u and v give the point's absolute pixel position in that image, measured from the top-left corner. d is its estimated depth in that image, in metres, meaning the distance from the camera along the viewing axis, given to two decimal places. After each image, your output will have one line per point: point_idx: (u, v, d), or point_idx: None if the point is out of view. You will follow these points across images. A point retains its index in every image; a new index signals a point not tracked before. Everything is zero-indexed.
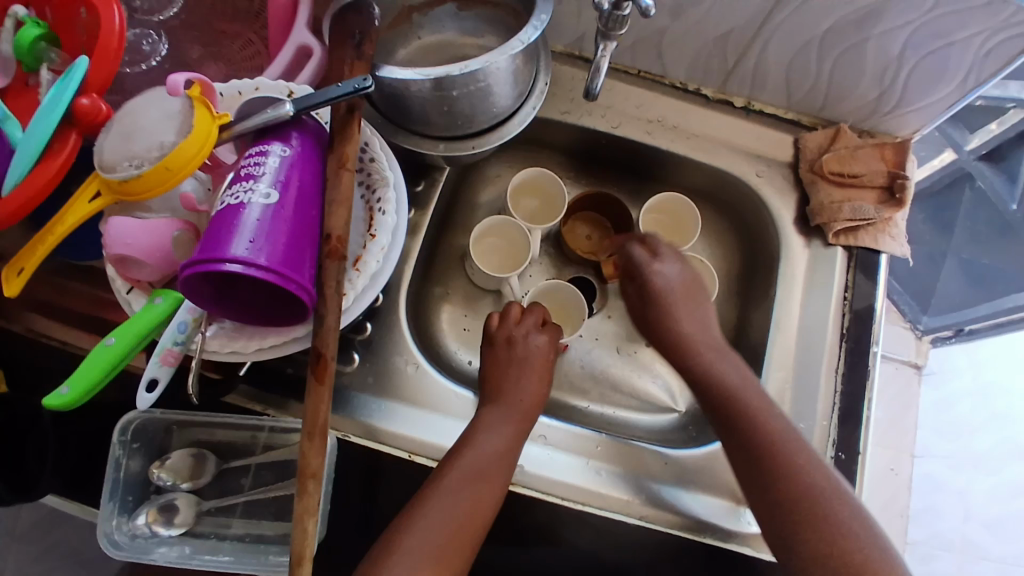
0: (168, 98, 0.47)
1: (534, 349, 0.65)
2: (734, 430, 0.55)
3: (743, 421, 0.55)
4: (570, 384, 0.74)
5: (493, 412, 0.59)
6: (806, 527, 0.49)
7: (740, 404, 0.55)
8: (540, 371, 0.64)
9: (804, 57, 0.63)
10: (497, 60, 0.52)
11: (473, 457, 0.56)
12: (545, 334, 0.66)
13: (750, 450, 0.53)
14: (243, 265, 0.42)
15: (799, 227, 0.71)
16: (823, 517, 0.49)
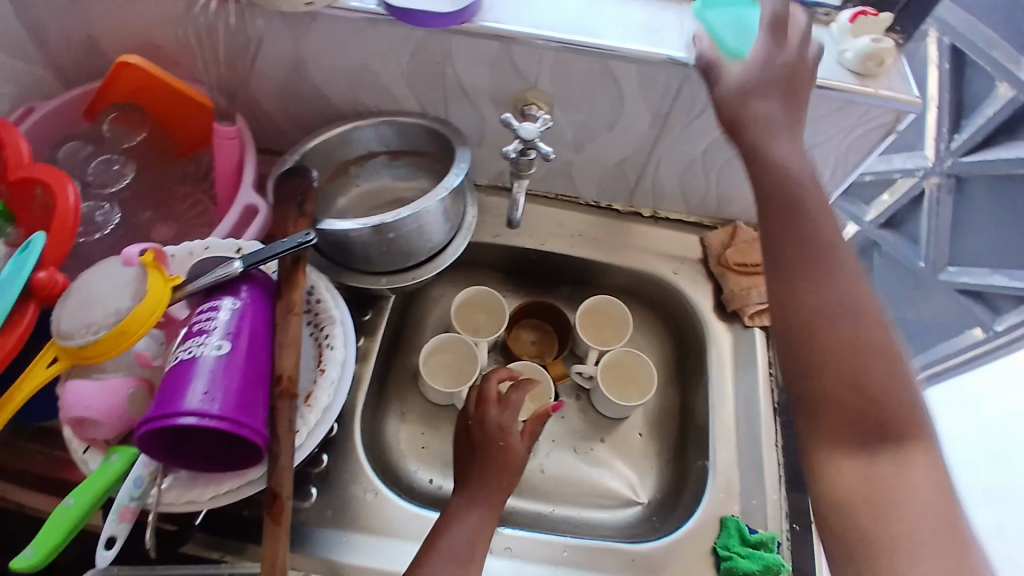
0: (123, 267, 0.50)
1: (491, 432, 0.65)
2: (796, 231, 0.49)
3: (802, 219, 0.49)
4: (533, 490, 0.75)
5: (464, 503, 0.61)
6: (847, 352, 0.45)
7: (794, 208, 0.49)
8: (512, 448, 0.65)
9: (692, 171, 0.73)
10: (426, 205, 0.59)
11: (447, 547, 0.57)
12: (506, 411, 0.67)
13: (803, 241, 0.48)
14: (198, 416, 0.44)
15: (719, 313, 0.78)
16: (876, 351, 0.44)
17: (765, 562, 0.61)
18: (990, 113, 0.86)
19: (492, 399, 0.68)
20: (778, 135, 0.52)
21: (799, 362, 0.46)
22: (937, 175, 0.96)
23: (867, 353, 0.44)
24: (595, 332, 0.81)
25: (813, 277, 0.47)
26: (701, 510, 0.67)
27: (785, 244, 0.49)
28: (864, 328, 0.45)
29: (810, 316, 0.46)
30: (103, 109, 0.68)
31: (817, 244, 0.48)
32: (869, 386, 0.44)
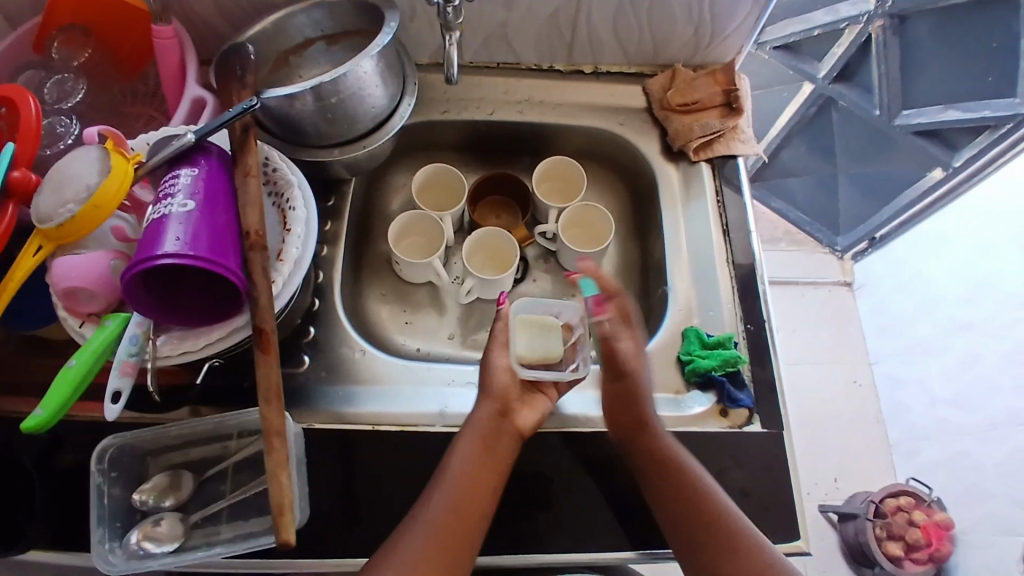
0: (87, 150, 0.53)
1: (493, 372, 0.66)
2: (697, 534, 0.59)
3: (703, 524, 0.59)
4: None
5: (469, 429, 0.62)
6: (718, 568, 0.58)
7: (640, 433, 0.63)
8: (508, 384, 0.65)
9: (623, 15, 0.75)
10: (360, 63, 0.61)
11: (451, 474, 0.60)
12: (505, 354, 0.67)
13: (687, 517, 0.59)
14: (176, 257, 0.48)
15: (665, 155, 0.82)
16: (731, 533, 0.59)
17: (723, 357, 0.68)
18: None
19: (501, 339, 0.68)
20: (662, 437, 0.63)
21: (693, 561, 0.59)
22: (881, 17, 1.08)
23: (724, 535, 0.59)
24: (553, 196, 0.85)
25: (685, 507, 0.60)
26: (667, 323, 0.74)
27: (648, 470, 0.61)
28: (706, 501, 0.60)
29: (680, 521, 0.59)
30: (48, 35, 0.69)
31: (661, 465, 0.61)
32: (736, 547, 0.58)
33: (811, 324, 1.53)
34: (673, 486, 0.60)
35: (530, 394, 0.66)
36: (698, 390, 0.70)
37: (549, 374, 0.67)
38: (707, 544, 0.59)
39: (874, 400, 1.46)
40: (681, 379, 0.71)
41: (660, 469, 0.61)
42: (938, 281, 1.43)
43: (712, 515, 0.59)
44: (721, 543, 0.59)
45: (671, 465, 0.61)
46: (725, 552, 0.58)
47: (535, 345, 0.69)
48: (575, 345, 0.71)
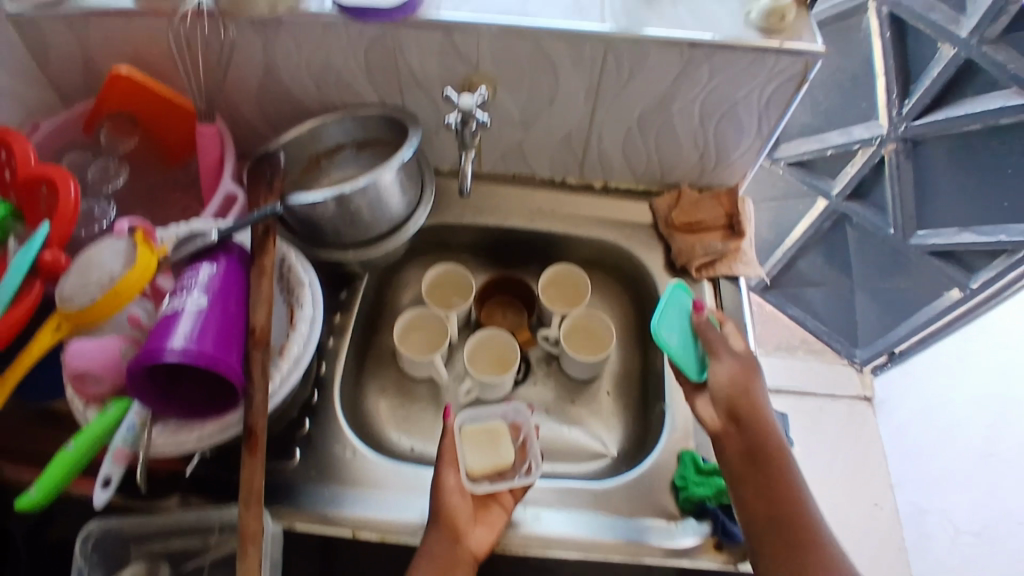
0: (116, 240, 0.57)
1: (442, 491, 0.64)
2: (780, 519, 0.59)
3: (790, 513, 0.60)
4: None
5: (424, 553, 0.61)
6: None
7: (747, 411, 0.64)
8: (458, 507, 0.63)
9: (632, 139, 0.79)
10: (382, 175, 0.65)
11: None
12: (454, 472, 0.65)
13: (775, 507, 0.60)
14: (180, 355, 0.50)
15: (669, 271, 0.83)
16: (814, 541, 0.58)
17: (717, 487, 0.67)
18: (935, 73, 1.02)
19: (451, 456, 0.66)
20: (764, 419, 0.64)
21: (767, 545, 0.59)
22: (893, 140, 1.13)
23: (807, 536, 0.59)
24: (558, 301, 0.86)
25: (806, 542, 0.58)
26: (662, 445, 0.72)
27: (748, 444, 0.63)
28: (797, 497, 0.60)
29: (765, 504, 0.60)
30: (98, 119, 0.74)
31: (761, 442, 0.63)
32: (819, 554, 0.58)
33: (831, 445, 1.52)
34: (769, 471, 0.62)
35: (483, 509, 0.65)
36: (692, 519, 0.68)
37: (502, 483, 0.66)
38: (790, 536, 0.59)
39: (897, 526, 1.42)
40: (675, 503, 0.69)
41: (759, 452, 0.62)
42: (955, 408, 1.34)
43: (801, 514, 0.60)
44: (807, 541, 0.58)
45: (773, 452, 0.62)
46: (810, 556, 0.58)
47: (484, 456, 0.68)
48: (527, 446, 0.70)
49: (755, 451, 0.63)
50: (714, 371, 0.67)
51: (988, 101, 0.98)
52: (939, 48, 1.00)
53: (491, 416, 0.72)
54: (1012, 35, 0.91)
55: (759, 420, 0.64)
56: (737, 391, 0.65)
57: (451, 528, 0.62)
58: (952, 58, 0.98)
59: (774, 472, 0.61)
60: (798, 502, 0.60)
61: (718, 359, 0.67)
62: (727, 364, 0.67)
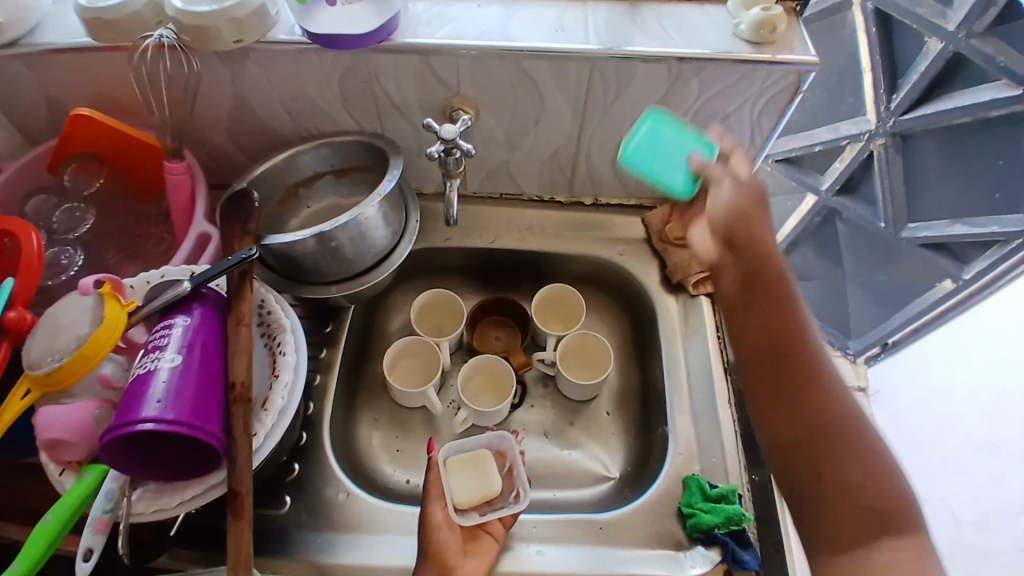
0: (81, 296, 0.54)
1: (429, 526, 0.61)
2: (774, 351, 0.51)
3: (789, 346, 0.50)
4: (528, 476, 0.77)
5: None
6: (834, 473, 0.46)
7: (750, 232, 0.54)
8: (449, 541, 0.61)
9: (621, 155, 0.77)
10: (364, 210, 0.63)
11: None
12: (442, 507, 0.63)
13: (768, 336, 0.51)
14: (154, 423, 0.47)
15: (665, 287, 0.81)
16: (817, 380, 0.49)
17: (726, 514, 0.64)
18: (923, 67, 0.99)
19: (437, 489, 0.64)
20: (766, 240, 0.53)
21: (756, 374, 0.51)
22: (883, 135, 1.10)
23: (806, 372, 0.49)
24: (554, 320, 0.85)
25: (808, 369, 0.49)
26: (667, 469, 0.70)
27: (746, 271, 0.53)
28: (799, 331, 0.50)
29: (759, 335, 0.51)
30: (63, 161, 0.72)
31: (759, 269, 0.53)
32: (821, 394, 0.48)
33: None
34: (767, 297, 0.52)
35: (472, 540, 0.63)
36: (701, 546, 0.65)
37: (490, 512, 0.65)
38: (787, 372, 0.50)
39: None
40: (683, 532, 0.66)
41: (759, 283, 0.53)
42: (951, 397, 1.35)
43: (804, 352, 0.50)
44: (808, 378, 0.49)
45: (775, 278, 0.52)
46: (811, 397, 0.48)
47: (472, 485, 0.65)
48: (513, 470, 0.68)
49: (757, 276, 0.53)
50: (714, 198, 0.56)
51: (978, 93, 0.95)
52: (926, 42, 0.97)
53: (477, 443, 0.70)
54: (1001, 28, 0.88)
55: (763, 245, 0.54)
56: (739, 215, 0.54)
57: (440, 564, 0.59)
58: (940, 51, 0.95)
59: (777, 293, 0.52)
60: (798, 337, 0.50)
61: (717, 186, 0.56)
62: (729, 190, 0.55)
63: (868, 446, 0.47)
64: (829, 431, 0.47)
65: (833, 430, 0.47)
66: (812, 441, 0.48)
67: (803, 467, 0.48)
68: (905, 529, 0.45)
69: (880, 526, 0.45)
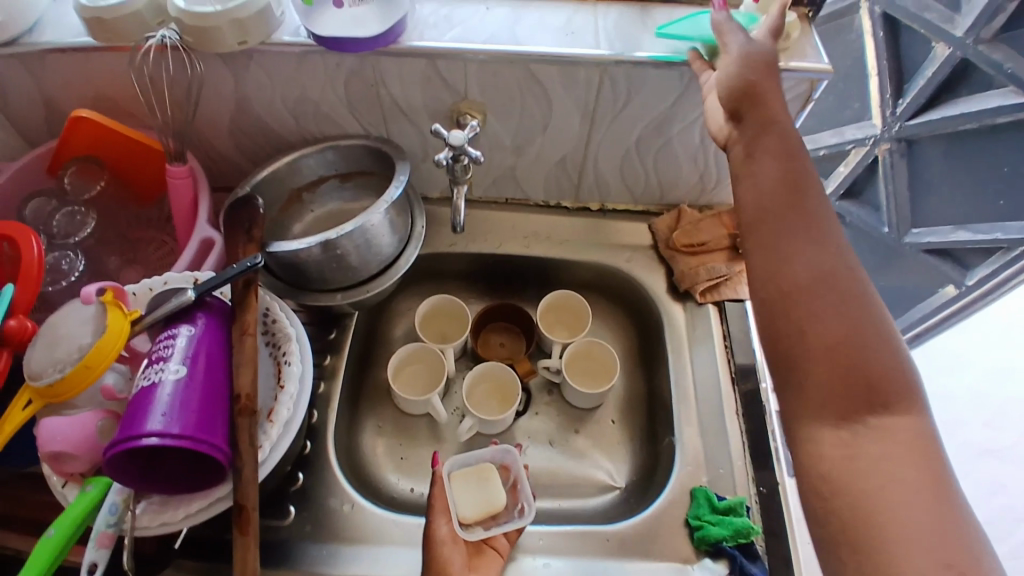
0: (82, 306, 0.53)
1: (433, 540, 0.60)
2: (775, 211, 0.52)
3: (795, 211, 0.51)
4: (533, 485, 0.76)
5: None
6: (820, 328, 0.47)
7: (760, 99, 0.55)
8: (453, 556, 0.59)
9: (630, 161, 0.76)
10: (370, 218, 0.62)
11: None
12: (447, 521, 0.62)
13: (770, 198, 0.52)
14: (159, 437, 0.47)
15: (672, 294, 0.81)
16: (814, 240, 0.50)
17: (734, 527, 0.64)
18: (930, 73, 0.97)
19: (442, 503, 0.63)
20: (773, 114, 0.54)
21: (750, 230, 0.53)
22: (888, 140, 1.08)
23: (806, 234, 0.50)
24: (560, 327, 0.84)
25: (806, 226, 0.51)
26: (674, 481, 0.69)
27: (752, 135, 0.55)
28: (804, 196, 0.52)
29: (764, 197, 0.52)
30: (64, 164, 0.71)
31: (770, 135, 0.54)
32: (817, 256, 0.49)
33: None
34: (777, 159, 0.53)
35: (477, 554, 0.62)
36: (708, 560, 0.65)
37: (496, 528, 0.64)
38: (786, 231, 0.51)
39: None
40: (690, 545, 0.65)
41: (768, 149, 0.53)
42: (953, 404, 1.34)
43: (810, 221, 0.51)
44: (810, 239, 0.50)
45: (788, 148, 0.53)
46: (806, 257, 0.49)
47: (475, 500, 0.65)
48: (518, 484, 0.68)
49: (760, 142, 0.54)
50: (725, 67, 0.57)
51: (985, 99, 0.94)
52: (933, 47, 0.95)
53: (479, 458, 0.69)
54: (1007, 34, 0.87)
55: (770, 110, 0.54)
56: (751, 85, 0.55)
57: None
58: (947, 57, 0.93)
59: (777, 150, 0.53)
60: (801, 205, 0.51)
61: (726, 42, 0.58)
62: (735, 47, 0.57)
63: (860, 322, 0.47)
64: (817, 287, 0.48)
65: (821, 288, 0.48)
66: (800, 297, 0.48)
67: (788, 319, 0.48)
68: (894, 405, 0.45)
69: (866, 400, 0.45)
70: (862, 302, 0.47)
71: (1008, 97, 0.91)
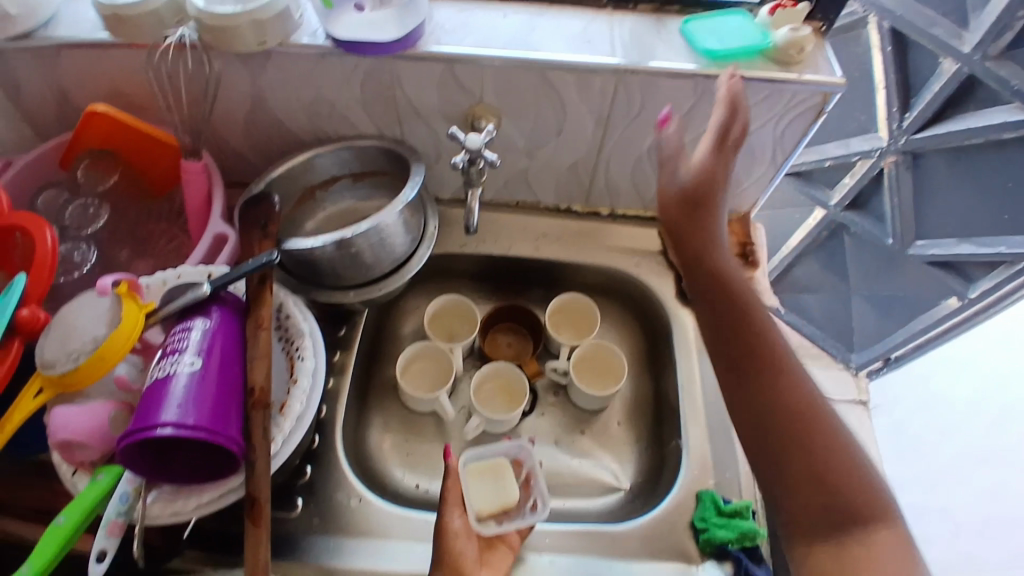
0: (98, 297, 0.53)
1: (447, 533, 0.60)
2: (736, 349, 0.55)
3: (755, 341, 0.55)
4: None
5: None
6: (793, 465, 0.49)
7: (705, 225, 0.60)
8: (466, 549, 0.60)
9: (641, 168, 0.77)
10: (386, 217, 0.63)
11: None
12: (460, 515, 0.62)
13: (729, 335, 0.56)
14: (174, 427, 0.47)
15: (681, 300, 0.81)
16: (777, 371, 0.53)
17: (741, 530, 0.64)
18: (936, 88, 0.98)
19: (455, 498, 0.62)
20: (716, 228, 0.59)
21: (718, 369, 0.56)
22: (893, 153, 1.09)
23: (766, 365, 0.54)
24: (566, 327, 0.84)
25: (764, 363, 0.54)
26: (680, 483, 0.70)
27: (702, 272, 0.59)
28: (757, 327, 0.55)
29: (724, 334, 0.56)
30: (77, 156, 0.71)
31: (716, 275, 0.58)
32: (780, 385, 0.52)
33: None
34: (726, 297, 0.57)
35: (489, 549, 0.63)
36: (712, 561, 0.65)
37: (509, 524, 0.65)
38: (751, 364, 0.54)
39: None
40: (695, 547, 0.66)
41: (721, 288, 0.58)
42: None
43: (766, 352, 0.54)
44: (770, 371, 0.53)
45: (732, 285, 0.58)
46: (771, 388, 0.52)
47: (489, 495, 0.67)
48: (531, 479, 0.69)
49: (710, 277, 0.59)
50: (687, 161, 0.61)
51: (990, 115, 0.95)
52: (940, 63, 0.96)
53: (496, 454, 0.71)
54: (1015, 51, 0.88)
55: (707, 240, 0.60)
56: (702, 186, 0.59)
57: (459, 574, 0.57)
58: (954, 74, 0.94)
59: (721, 286, 0.58)
60: (760, 338, 0.55)
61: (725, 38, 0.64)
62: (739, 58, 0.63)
63: (826, 436, 0.50)
64: (791, 419, 0.51)
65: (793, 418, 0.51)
66: (774, 433, 0.51)
67: (774, 454, 0.50)
68: (875, 524, 0.46)
69: (851, 525, 0.47)
70: (829, 427, 0.50)
71: (1012, 113, 0.91)
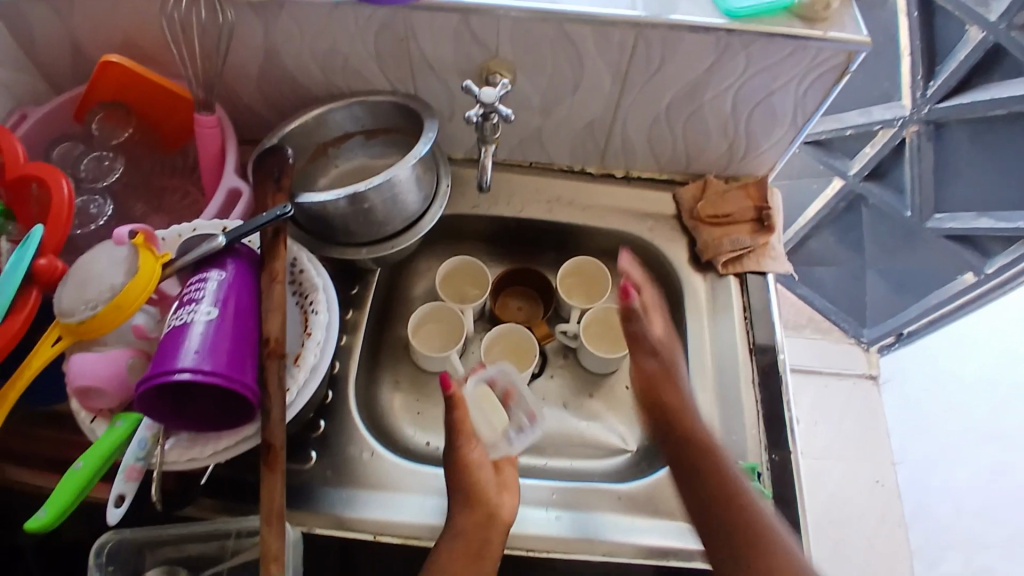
0: (115, 247, 0.54)
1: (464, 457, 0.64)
2: (704, 502, 0.57)
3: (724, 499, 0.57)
4: (547, 445, 0.78)
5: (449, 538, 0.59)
6: None
7: (675, 387, 0.68)
8: (486, 478, 0.63)
9: (658, 129, 0.76)
10: (398, 173, 0.62)
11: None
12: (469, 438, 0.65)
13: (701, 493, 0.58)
14: (191, 373, 0.48)
15: (694, 265, 0.80)
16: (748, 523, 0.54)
17: None
18: (963, 56, 0.95)
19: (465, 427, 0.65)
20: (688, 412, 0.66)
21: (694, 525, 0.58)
22: (916, 123, 1.05)
23: (737, 514, 0.55)
24: (576, 292, 0.84)
25: (734, 512, 0.55)
26: None
27: (671, 431, 0.64)
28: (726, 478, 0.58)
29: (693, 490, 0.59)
30: (90, 109, 0.70)
31: (683, 425, 0.64)
32: (753, 539, 0.53)
33: (836, 417, 1.48)
34: (693, 454, 0.61)
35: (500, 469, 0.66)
36: None
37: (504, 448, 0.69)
38: (721, 520, 0.56)
39: (897, 502, 1.39)
40: None
41: (691, 448, 0.61)
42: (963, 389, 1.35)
43: (736, 502, 0.56)
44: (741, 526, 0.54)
45: (699, 440, 0.62)
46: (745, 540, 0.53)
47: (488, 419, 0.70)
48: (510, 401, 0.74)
49: (676, 426, 0.64)
50: (648, 326, 0.72)
51: (1010, 87, 0.94)
52: (967, 29, 0.93)
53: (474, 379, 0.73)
54: None
55: (673, 397, 0.67)
56: (667, 379, 0.69)
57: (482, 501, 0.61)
58: (980, 42, 0.92)
59: (687, 430, 0.63)
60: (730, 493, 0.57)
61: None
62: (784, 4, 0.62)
63: None
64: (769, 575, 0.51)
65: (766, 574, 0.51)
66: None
67: None
68: None
69: None
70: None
71: None
